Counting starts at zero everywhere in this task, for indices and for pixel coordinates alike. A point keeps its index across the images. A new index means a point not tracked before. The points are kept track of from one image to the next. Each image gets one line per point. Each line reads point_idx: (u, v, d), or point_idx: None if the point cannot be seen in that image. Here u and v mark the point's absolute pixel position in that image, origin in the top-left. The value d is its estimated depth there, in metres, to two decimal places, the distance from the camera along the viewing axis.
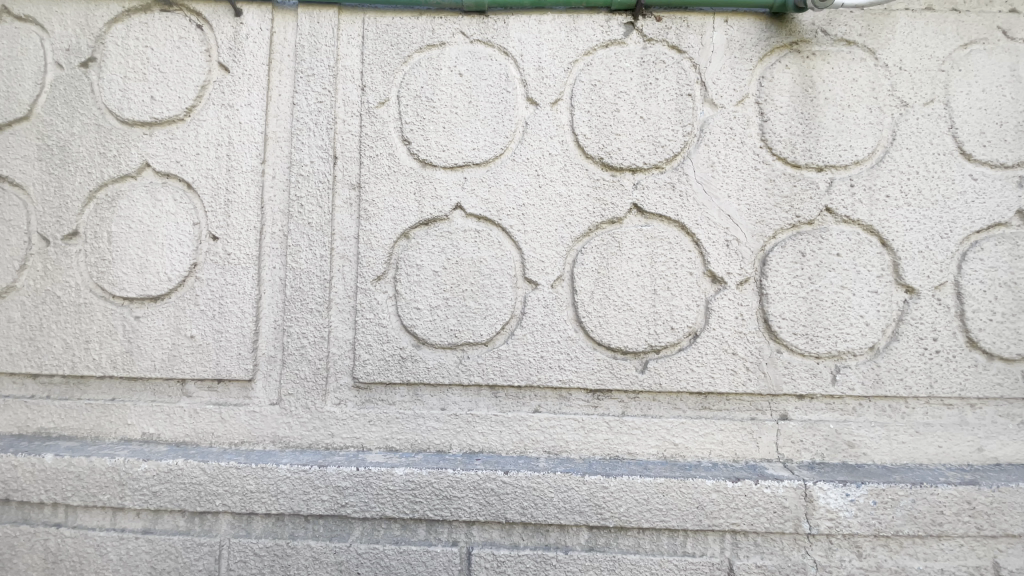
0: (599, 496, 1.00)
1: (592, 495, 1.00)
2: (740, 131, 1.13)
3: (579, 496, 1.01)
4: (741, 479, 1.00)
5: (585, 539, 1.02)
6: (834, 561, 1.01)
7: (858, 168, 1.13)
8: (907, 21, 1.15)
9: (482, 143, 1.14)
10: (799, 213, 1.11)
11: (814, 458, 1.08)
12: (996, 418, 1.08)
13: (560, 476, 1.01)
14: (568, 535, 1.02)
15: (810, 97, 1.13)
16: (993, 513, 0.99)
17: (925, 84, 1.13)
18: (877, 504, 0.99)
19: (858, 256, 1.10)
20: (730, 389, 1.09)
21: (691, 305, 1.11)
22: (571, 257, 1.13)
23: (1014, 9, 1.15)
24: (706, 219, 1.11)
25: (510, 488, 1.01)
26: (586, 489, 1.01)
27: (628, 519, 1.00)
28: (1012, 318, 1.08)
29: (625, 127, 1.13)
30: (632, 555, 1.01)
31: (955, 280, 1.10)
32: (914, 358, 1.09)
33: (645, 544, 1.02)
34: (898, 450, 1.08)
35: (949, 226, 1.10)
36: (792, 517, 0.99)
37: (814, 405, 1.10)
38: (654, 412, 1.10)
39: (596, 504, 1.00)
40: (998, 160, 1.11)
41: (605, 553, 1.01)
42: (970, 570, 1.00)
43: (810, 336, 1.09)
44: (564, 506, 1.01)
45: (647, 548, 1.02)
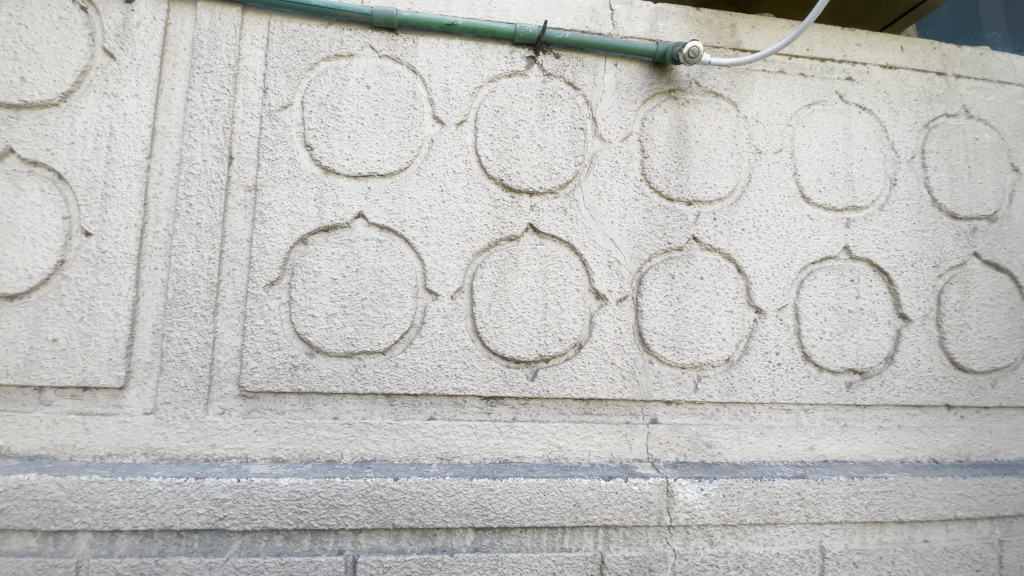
0: (485, 498, 1.05)
1: (478, 497, 1.05)
2: (624, 165, 1.26)
3: (466, 499, 1.05)
4: (613, 478, 1.10)
5: (471, 540, 1.06)
6: (690, 550, 1.13)
7: (721, 204, 1.30)
8: (763, 80, 1.35)
9: (387, 155, 1.17)
10: (671, 240, 1.26)
11: (677, 457, 1.20)
12: (825, 421, 1.28)
13: (449, 480, 1.05)
14: (454, 538, 1.06)
15: (683, 140, 1.29)
16: (817, 501, 1.17)
17: (775, 136, 1.33)
18: (726, 496, 1.14)
19: (717, 280, 1.27)
20: (609, 396, 1.19)
21: (577, 318, 1.20)
22: (471, 270, 1.18)
23: (848, 77, 1.39)
24: (592, 242, 1.22)
25: (399, 494, 1.03)
26: (473, 492, 1.05)
27: (511, 519, 1.06)
28: (838, 336, 1.29)
29: (524, 153, 1.22)
30: (514, 553, 1.06)
31: (795, 304, 1.29)
32: (761, 369, 1.26)
33: (526, 542, 1.08)
34: (747, 450, 1.23)
35: (790, 257, 1.30)
36: (655, 510, 1.11)
37: (680, 410, 1.23)
38: (542, 417, 1.18)
39: (482, 506, 1.05)
40: (830, 204, 1.33)
41: (489, 553, 1.06)
42: (800, 552, 1.17)
43: (677, 348, 1.23)
44: (451, 510, 1.05)
45: (528, 546, 1.08)
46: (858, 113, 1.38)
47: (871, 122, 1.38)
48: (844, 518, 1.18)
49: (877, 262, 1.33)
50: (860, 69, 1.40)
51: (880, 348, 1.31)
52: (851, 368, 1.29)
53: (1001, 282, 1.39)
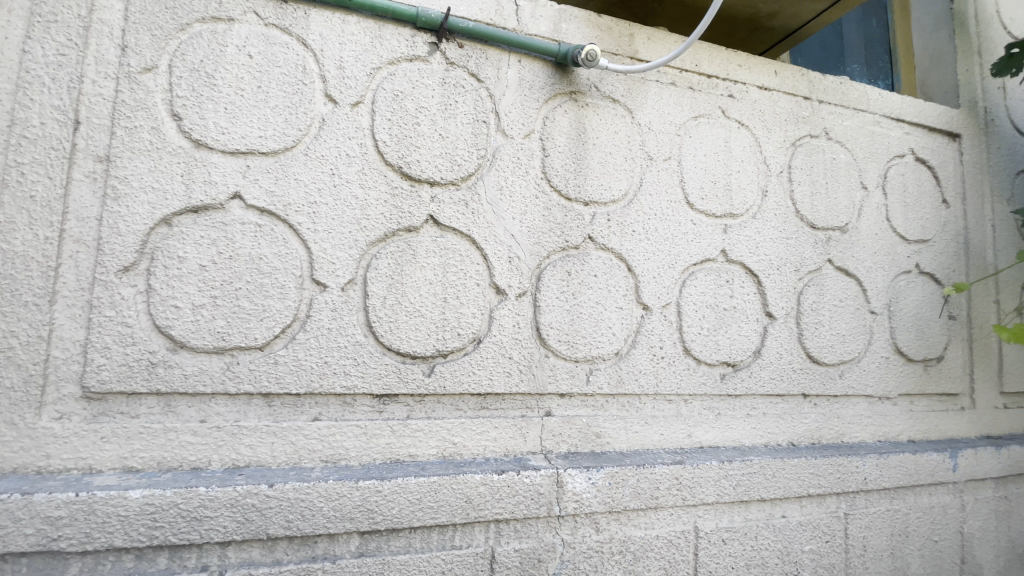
0: (372, 501, 0.97)
1: (364, 501, 0.97)
2: (525, 162, 1.22)
3: (351, 502, 0.96)
4: (505, 471, 1.07)
5: (355, 545, 0.97)
6: (577, 538, 1.13)
7: (615, 206, 1.32)
8: (656, 91, 1.40)
9: (271, 132, 1.03)
10: (568, 239, 1.25)
11: (569, 448, 1.19)
12: (701, 410, 1.35)
13: (332, 484, 0.95)
14: (337, 544, 0.96)
15: (581, 142, 1.29)
16: (693, 484, 1.23)
17: (665, 144, 1.40)
18: (611, 484, 1.15)
19: (609, 278, 1.29)
20: (506, 390, 1.14)
21: (476, 313, 1.14)
22: (365, 261, 1.07)
23: (730, 94, 1.50)
24: (494, 237, 1.17)
25: (274, 502, 0.92)
26: (358, 495, 0.96)
27: (399, 520, 0.99)
28: (714, 332, 1.39)
29: (424, 141, 1.13)
30: (402, 555, 0.99)
31: (677, 302, 1.37)
32: (646, 362, 1.30)
33: (415, 543, 1.01)
34: (633, 439, 1.26)
35: (675, 258, 1.37)
36: (545, 502, 1.09)
37: (571, 403, 1.22)
38: (438, 414, 1.09)
39: (368, 509, 0.96)
40: (711, 210, 1.43)
41: (375, 557, 0.97)
42: (677, 534, 1.22)
43: (571, 342, 1.22)
44: (334, 514, 0.95)
45: (417, 547, 1.01)
46: (737, 128, 1.49)
47: (748, 137, 1.50)
48: (715, 500, 1.26)
49: (749, 265, 1.46)
50: (740, 87, 1.52)
51: (749, 343, 1.43)
52: (724, 361, 1.39)
53: (848, 287, 1.58)
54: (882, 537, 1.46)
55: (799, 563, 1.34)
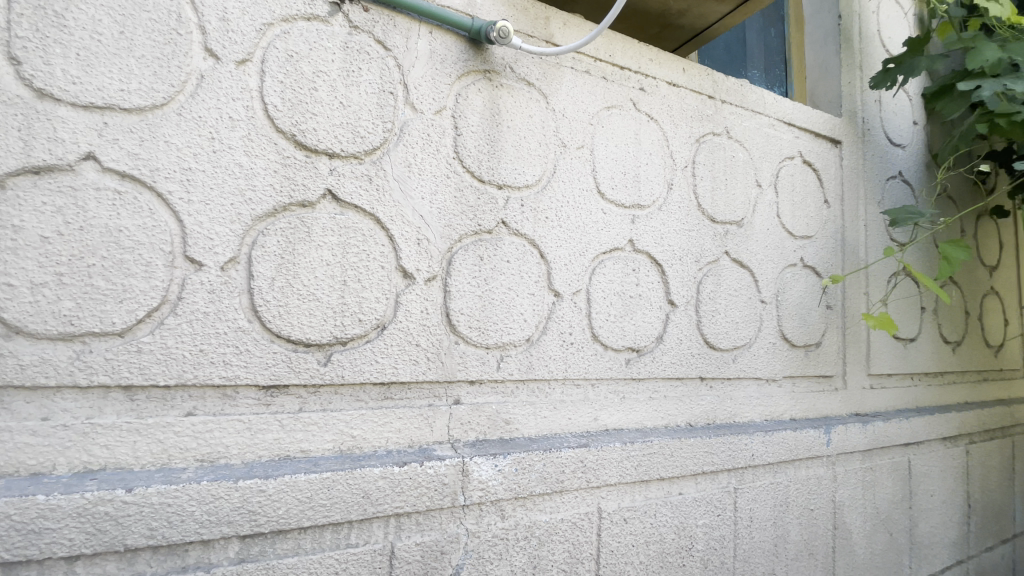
0: (254, 502, 0.86)
1: (245, 502, 0.86)
2: (436, 139, 1.13)
3: (229, 505, 0.85)
4: (407, 463, 0.99)
5: (235, 550, 0.86)
6: (482, 527, 1.08)
7: (529, 191, 1.26)
8: (570, 78, 1.37)
9: (136, 86, 0.87)
10: (481, 222, 1.18)
11: (477, 436, 1.14)
12: (607, 393, 1.38)
13: (205, 485, 0.83)
14: (212, 551, 0.85)
15: (495, 122, 1.22)
16: (597, 466, 1.23)
17: (579, 132, 1.37)
18: (518, 470, 1.11)
19: (523, 265, 1.24)
20: (411, 378, 1.07)
21: (380, 297, 1.05)
22: (251, 238, 0.94)
23: (641, 88, 1.51)
24: (400, 217, 1.07)
25: (134, 509, 0.79)
26: (238, 497, 0.85)
27: (286, 521, 0.88)
28: (621, 319, 1.41)
29: (322, 109, 1.01)
30: (289, 559, 0.89)
31: (587, 289, 1.36)
32: (556, 348, 1.28)
33: (306, 544, 0.91)
34: (541, 424, 1.24)
35: (585, 246, 1.36)
36: (449, 492, 1.03)
37: (482, 389, 1.17)
38: (334, 406, 1.00)
39: (249, 510, 0.86)
40: (620, 201, 1.43)
41: (257, 563, 0.87)
42: (581, 515, 1.21)
43: (482, 328, 1.17)
44: (209, 519, 0.84)
45: (308, 548, 0.91)
46: (646, 122, 1.52)
47: (656, 131, 1.54)
48: (618, 481, 1.27)
49: (653, 255, 1.50)
50: (651, 82, 1.54)
51: (652, 329, 1.48)
52: (629, 346, 1.42)
53: (742, 278, 1.68)
54: (767, 508, 1.58)
55: (693, 536, 1.41)
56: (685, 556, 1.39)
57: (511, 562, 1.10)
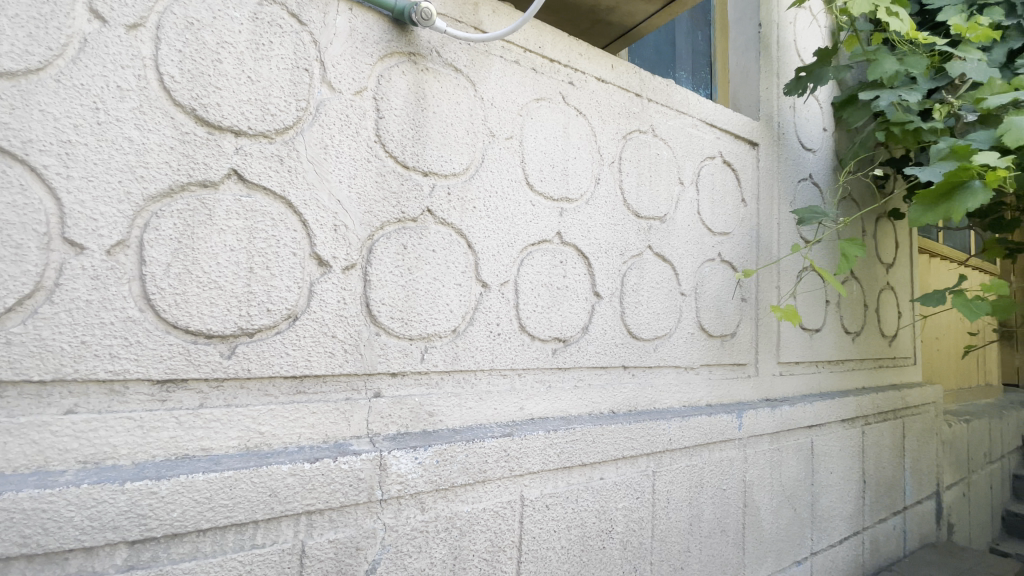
0: (144, 506, 0.80)
1: (133, 505, 0.79)
2: (355, 121, 1.08)
3: (115, 509, 0.78)
4: (319, 459, 0.95)
5: (122, 557, 0.80)
6: (400, 520, 1.05)
7: (456, 179, 1.24)
8: (499, 67, 1.34)
9: (4, 46, 0.77)
10: (404, 210, 1.14)
11: (398, 430, 1.11)
12: (533, 383, 1.39)
13: (86, 489, 0.76)
14: (96, 559, 0.78)
15: (420, 107, 1.18)
16: (520, 455, 1.23)
17: (507, 122, 1.35)
18: (438, 462, 1.09)
19: (448, 254, 1.21)
20: (326, 371, 1.03)
21: (292, 286, 0.99)
22: (143, 221, 0.87)
23: (572, 82, 1.51)
24: (315, 201, 1.02)
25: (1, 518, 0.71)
26: (124, 500, 0.78)
27: (182, 524, 0.82)
28: (548, 310, 1.42)
29: (227, 83, 0.94)
30: (185, 564, 0.83)
31: (516, 280, 1.35)
32: (483, 338, 1.27)
33: (204, 547, 0.85)
34: (466, 415, 1.23)
35: (514, 238, 1.34)
36: (365, 487, 1.00)
37: (405, 381, 1.14)
38: (240, 401, 0.95)
39: (138, 514, 0.79)
40: (549, 193, 1.43)
41: (148, 570, 0.80)
42: (504, 504, 1.21)
43: (405, 319, 1.13)
44: (92, 525, 0.76)
45: (207, 552, 0.86)
46: (576, 116, 1.52)
47: (585, 126, 1.54)
48: (541, 469, 1.28)
49: (581, 247, 1.52)
50: (581, 76, 1.54)
51: (578, 320, 1.50)
52: (556, 337, 1.44)
53: (663, 271, 1.74)
54: (683, 489, 1.65)
55: (613, 519, 1.45)
56: (605, 539, 1.43)
57: (430, 554, 1.09)
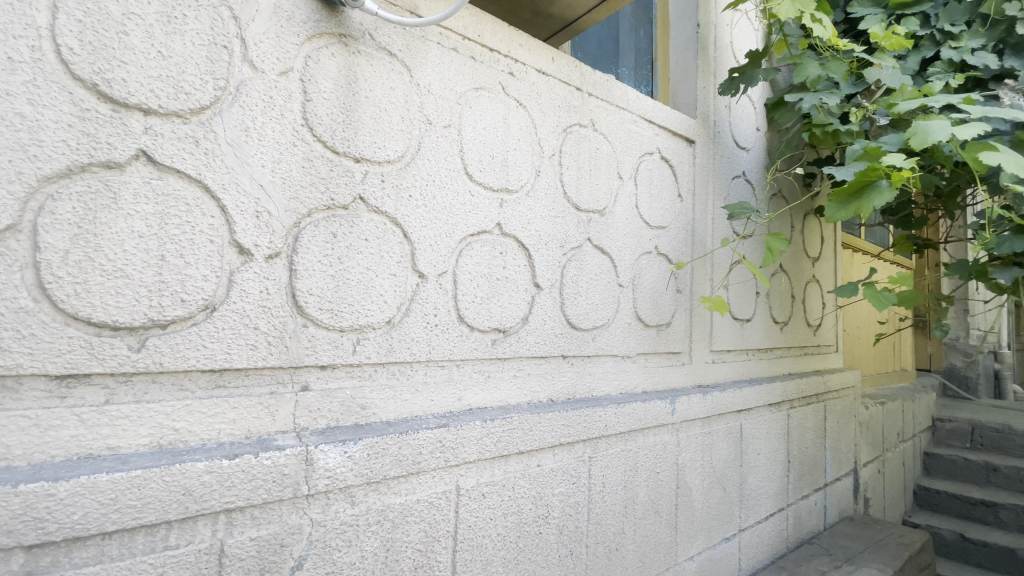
0: (41, 509, 0.74)
1: (27, 509, 0.73)
2: (280, 103, 1.04)
3: (6, 514, 0.72)
4: (238, 456, 0.91)
5: (19, 563, 0.74)
6: (329, 515, 1.03)
7: (390, 167, 1.21)
8: (436, 54, 1.31)
9: None
10: (335, 197, 1.11)
11: (328, 424, 1.09)
12: (472, 373, 1.39)
13: None
14: None
15: (350, 90, 1.14)
16: (456, 446, 1.23)
17: (445, 110, 1.33)
18: (370, 455, 1.07)
19: (382, 243, 1.18)
20: (248, 365, 0.99)
21: (209, 275, 0.95)
22: (37, 203, 0.80)
23: (512, 72, 1.51)
24: (235, 186, 0.98)
25: None
26: (17, 504, 0.73)
27: (84, 528, 0.77)
28: (487, 301, 1.42)
29: (135, 57, 0.88)
30: (89, 568, 0.78)
31: (454, 270, 1.34)
32: (419, 330, 1.26)
33: (111, 550, 0.81)
34: (401, 407, 1.21)
35: (452, 228, 1.33)
36: (290, 483, 0.97)
37: (335, 374, 1.12)
38: (151, 397, 0.90)
39: (34, 518, 0.74)
40: (489, 183, 1.42)
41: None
42: (438, 495, 1.21)
43: (335, 311, 1.10)
44: None
45: (114, 555, 0.81)
46: (516, 107, 1.51)
47: (525, 117, 1.54)
48: (477, 458, 1.29)
49: (521, 239, 1.52)
50: (521, 67, 1.53)
51: (518, 311, 1.51)
52: (495, 328, 1.44)
53: (601, 263, 1.77)
54: (618, 473, 1.71)
55: (549, 505, 1.48)
56: (542, 524, 1.46)
57: (361, 547, 1.07)
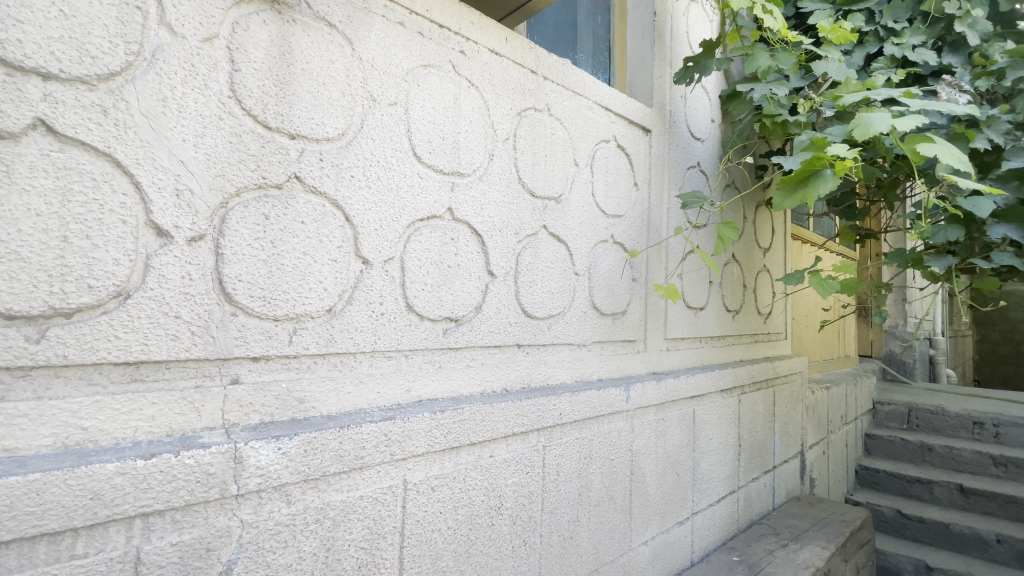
0: None
1: None
2: (203, 72, 0.96)
3: None
4: (156, 455, 0.85)
5: None
6: (262, 515, 0.97)
7: (329, 145, 1.14)
8: (381, 27, 1.25)
9: None
10: (266, 175, 1.04)
11: (262, 419, 1.03)
12: (422, 364, 1.34)
13: None
14: None
15: (285, 62, 1.07)
16: (402, 439, 1.19)
17: (391, 87, 1.26)
18: (307, 451, 1.02)
19: (322, 227, 1.12)
20: (169, 357, 0.92)
21: (121, 259, 0.87)
22: None
23: (462, 51, 1.45)
24: (152, 162, 0.90)
25: None
26: None
27: None
28: (438, 289, 1.37)
29: (31, 14, 0.79)
30: None
31: (401, 257, 1.29)
32: (363, 319, 1.20)
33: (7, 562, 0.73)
34: (343, 400, 1.16)
35: (399, 212, 1.27)
36: (217, 483, 0.91)
37: (269, 366, 1.05)
38: (55, 393, 0.82)
39: None
40: (438, 166, 1.37)
41: None
42: (384, 490, 1.17)
43: (268, 298, 1.04)
44: None
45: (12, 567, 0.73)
46: (467, 88, 1.46)
47: (477, 98, 1.49)
48: (425, 451, 1.25)
49: (473, 225, 1.48)
50: (472, 47, 1.48)
51: (471, 300, 1.47)
52: (447, 317, 1.39)
53: (557, 251, 1.75)
54: (572, 461, 1.70)
55: (502, 496, 1.46)
56: (494, 516, 1.43)
57: (299, 548, 1.02)
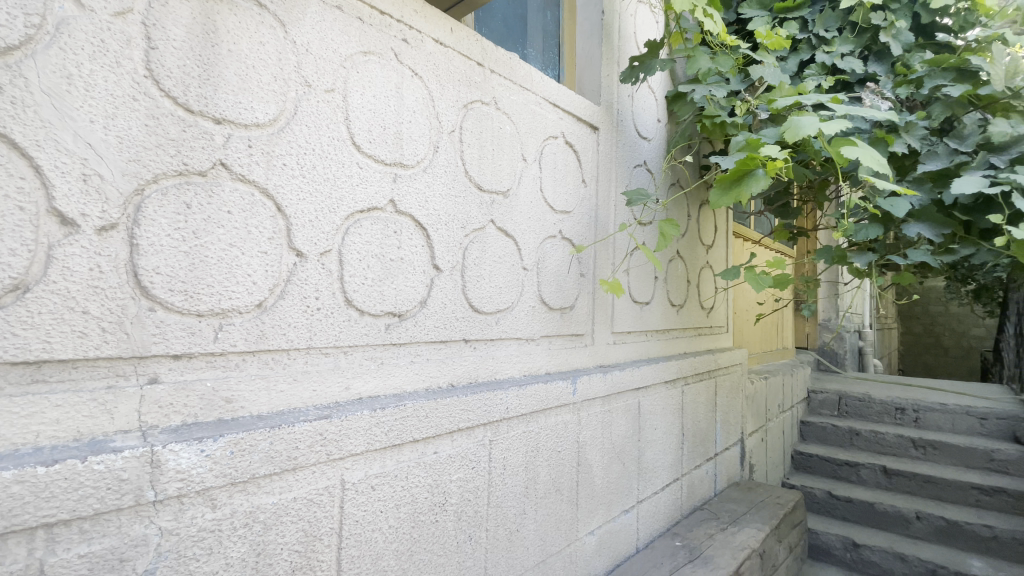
0: None
1: None
2: (115, 49, 0.89)
3: None
4: (60, 462, 0.78)
5: None
6: (184, 522, 0.92)
7: (259, 132, 1.09)
8: (317, 10, 1.20)
9: None
10: (188, 162, 0.98)
11: (184, 420, 0.97)
12: (362, 360, 1.30)
13: None
14: None
15: (208, 41, 1.01)
16: (339, 438, 1.15)
17: (327, 73, 1.21)
18: (234, 453, 0.97)
19: (250, 217, 1.07)
20: (75, 355, 0.85)
21: (17, 250, 0.79)
22: None
23: (406, 39, 1.42)
24: (55, 144, 0.83)
25: None
26: None
27: None
28: (379, 283, 1.34)
29: None
30: None
31: (339, 250, 1.24)
32: (297, 314, 1.15)
33: None
34: (275, 399, 1.11)
35: (336, 203, 1.23)
36: (131, 489, 0.85)
37: (191, 365, 1.00)
38: None
39: None
40: (378, 156, 1.33)
41: None
42: (320, 491, 1.13)
43: (190, 293, 0.98)
44: None
45: None
46: (410, 77, 1.43)
47: (420, 88, 1.46)
48: (365, 449, 1.22)
49: (417, 218, 1.44)
50: (415, 35, 1.45)
51: (415, 294, 1.44)
52: (389, 312, 1.36)
53: (504, 245, 1.74)
54: (519, 455, 1.70)
55: (446, 492, 1.45)
56: (438, 513, 1.42)
57: (225, 554, 0.98)
